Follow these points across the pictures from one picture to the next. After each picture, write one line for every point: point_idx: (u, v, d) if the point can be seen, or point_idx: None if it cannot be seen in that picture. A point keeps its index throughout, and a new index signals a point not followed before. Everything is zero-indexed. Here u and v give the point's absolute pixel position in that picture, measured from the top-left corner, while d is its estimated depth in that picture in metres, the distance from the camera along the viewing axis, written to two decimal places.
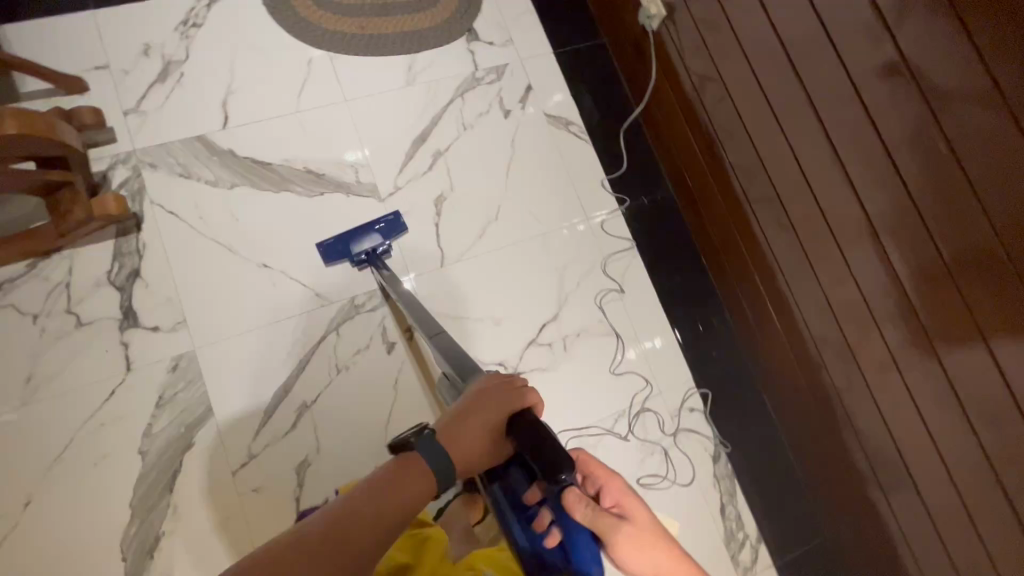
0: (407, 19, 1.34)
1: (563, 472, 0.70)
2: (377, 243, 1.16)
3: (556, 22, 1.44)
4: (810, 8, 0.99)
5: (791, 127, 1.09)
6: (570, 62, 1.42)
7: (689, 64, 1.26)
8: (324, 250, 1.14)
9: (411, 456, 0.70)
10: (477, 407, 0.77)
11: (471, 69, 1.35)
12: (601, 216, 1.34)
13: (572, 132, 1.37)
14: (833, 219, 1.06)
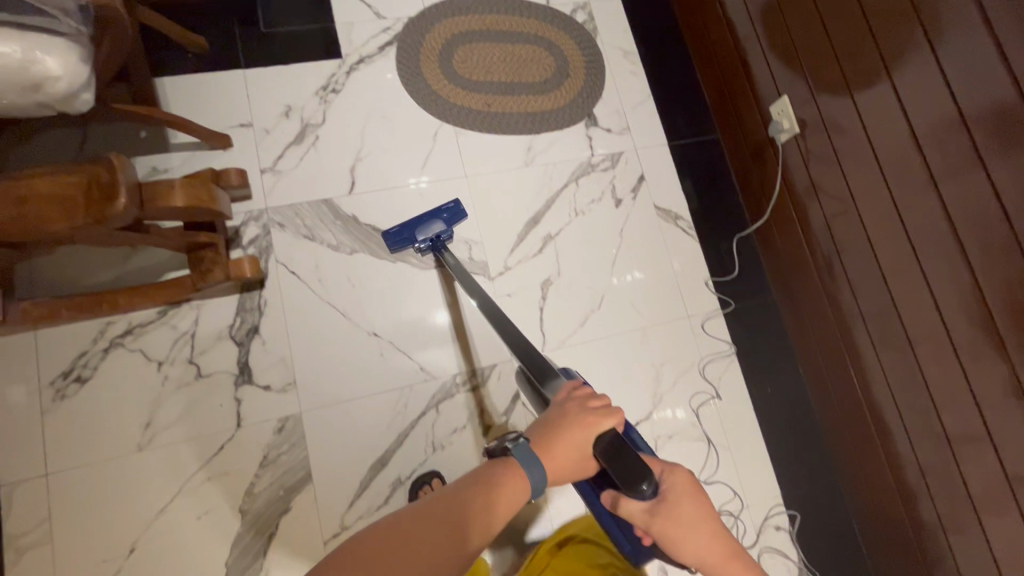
0: (531, 99, 1.37)
1: (640, 485, 0.72)
2: (442, 230, 1.16)
3: (672, 114, 1.45)
4: (957, 117, 0.94)
5: (925, 245, 1.03)
6: (683, 155, 1.43)
7: (811, 168, 1.23)
8: (389, 237, 1.16)
9: (508, 464, 0.71)
10: (559, 423, 0.76)
11: (586, 155, 1.37)
12: (702, 316, 1.32)
13: (680, 226, 1.37)
14: (964, 352, 0.99)
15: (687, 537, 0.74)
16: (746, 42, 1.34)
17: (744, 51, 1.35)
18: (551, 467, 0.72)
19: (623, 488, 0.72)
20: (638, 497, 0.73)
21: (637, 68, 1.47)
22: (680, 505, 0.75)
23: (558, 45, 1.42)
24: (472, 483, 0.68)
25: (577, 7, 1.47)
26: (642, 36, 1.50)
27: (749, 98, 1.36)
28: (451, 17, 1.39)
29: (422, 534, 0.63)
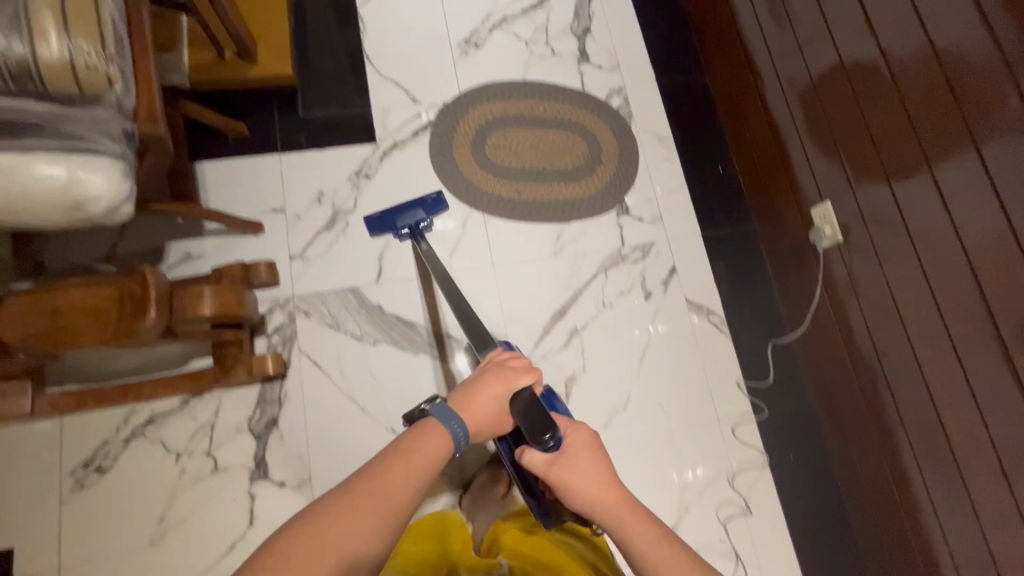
0: (562, 186, 1.36)
1: (547, 434, 0.87)
2: (421, 218, 1.15)
3: (707, 202, 1.42)
4: (1008, 228, 0.87)
5: (973, 363, 0.94)
6: (717, 245, 1.38)
7: (853, 266, 1.16)
8: (370, 222, 1.14)
9: (426, 425, 0.82)
10: (479, 382, 0.91)
11: (617, 245, 1.34)
12: (733, 420, 1.26)
13: (712, 322, 1.32)
14: (1017, 482, 0.90)
15: (577, 482, 0.84)
16: (787, 135, 1.31)
17: (784, 144, 1.31)
18: (466, 414, 0.87)
19: (535, 437, 0.87)
20: (540, 446, 0.88)
21: (672, 154, 1.44)
22: (574, 455, 0.87)
23: (591, 131, 1.41)
24: (394, 456, 0.75)
25: (612, 92, 1.47)
26: (678, 121, 1.48)
27: (788, 192, 1.31)
28: (485, 101, 1.40)
29: (354, 514, 0.67)
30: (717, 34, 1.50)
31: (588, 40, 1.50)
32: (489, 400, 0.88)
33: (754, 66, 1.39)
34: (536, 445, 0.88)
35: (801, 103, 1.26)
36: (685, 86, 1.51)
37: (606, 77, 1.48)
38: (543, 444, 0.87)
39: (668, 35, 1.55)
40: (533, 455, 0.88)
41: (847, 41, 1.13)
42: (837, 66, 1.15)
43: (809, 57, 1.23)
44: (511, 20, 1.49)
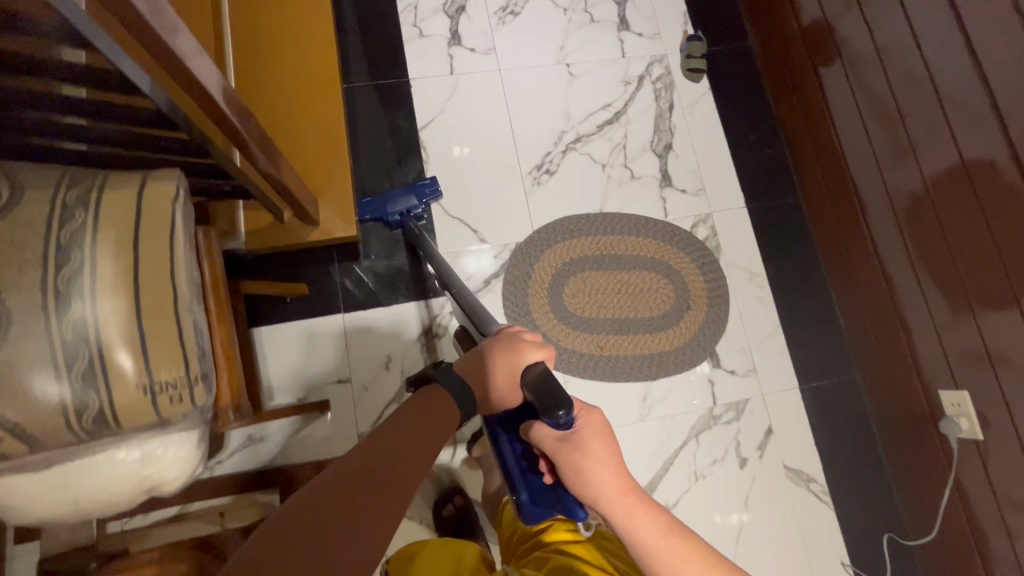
0: (645, 336, 1.24)
1: (561, 411, 0.69)
2: (412, 204, 1.20)
3: (804, 348, 1.29)
4: None
5: None
6: (817, 400, 1.26)
7: (990, 459, 1.01)
8: (360, 209, 1.20)
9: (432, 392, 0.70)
10: (484, 353, 0.78)
11: (708, 404, 1.23)
12: None
13: (814, 491, 1.20)
14: None
15: (592, 470, 0.70)
16: (899, 283, 1.17)
17: (897, 295, 1.18)
18: (474, 381, 0.75)
19: (545, 412, 0.69)
20: (550, 423, 0.71)
21: (765, 292, 1.31)
22: (591, 437, 0.71)
23: (677, 269, 1.29)
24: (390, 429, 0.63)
25: (698, 221, 1.33)
26: (770, 251, 1.34)
27: (901, 349, 1.18)
28: (561, 238, 1.27)
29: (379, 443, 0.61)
30: (816, 149, 1.35)
31: (670, 159, 1.36)
32: (496, 370, 0.76)
33: (861, 198, 1.25)
34: (547, 420, 0.71)
35: (922, 254, 1.12)
36: (777, 208, 1.37)
37: (691, 203, 1.34)
38: (557, 421, 0.69)
39: (758, 146, 1.40)
40: (542, 430, 0.72)
41: (997, 210, 0.97)
42: (980, 234, 1.00)
43: (941, 209, 1.07)
44: (586, 138, 1.35)
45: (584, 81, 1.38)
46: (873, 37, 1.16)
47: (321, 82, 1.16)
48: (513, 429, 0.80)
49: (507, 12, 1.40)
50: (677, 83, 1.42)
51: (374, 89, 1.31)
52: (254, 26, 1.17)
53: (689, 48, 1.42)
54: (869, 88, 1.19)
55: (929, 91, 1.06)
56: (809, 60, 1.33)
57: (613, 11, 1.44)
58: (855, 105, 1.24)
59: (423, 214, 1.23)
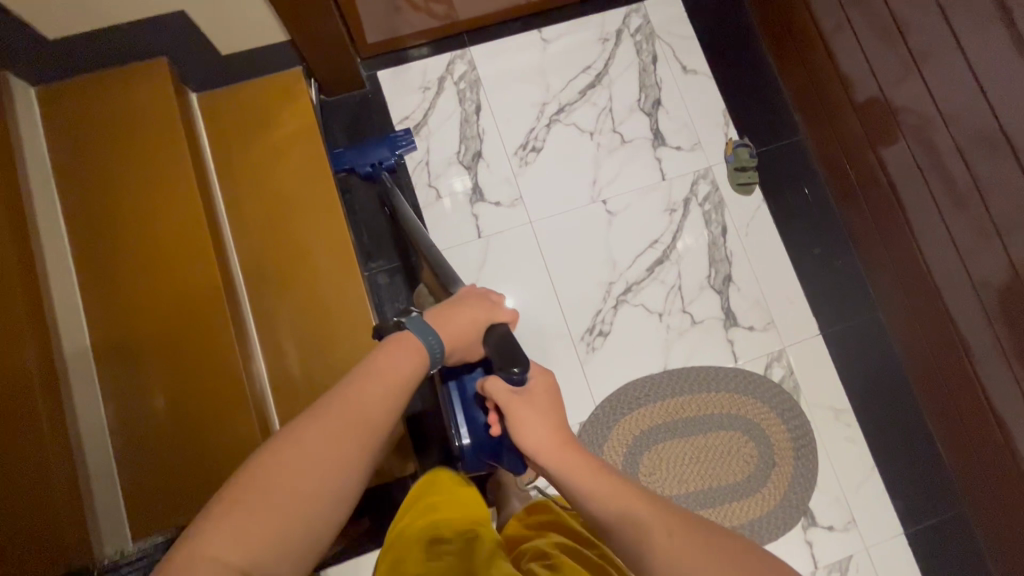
0: (733, 505, 1.15)
1: (517, 369, 0.69)
2: (384, 156, 1.19)
3: (903, 485, 1.19)
4: None
5: None
6: (925, 544, 1.17)
7: None
8: (331, 157, 1.17)
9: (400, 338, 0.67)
10: (456, 301, 0.77)
11: (809, 569, 1.14)
12: None
13: None
14: None
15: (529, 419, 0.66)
16: (1004, 409, 1.03)
17: (1002, 420, 1.04)
18: (442, 333, 0.71)
19: (503, 369, 0.69)
20: (505, 379, 0.70)
21: (855, 430, 1.21)
22: (539, 394, 0.69)
23: (756, 421, 1.19)
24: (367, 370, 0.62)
25: (771, 361, 1.22)
26: (853, 380, 1.23)
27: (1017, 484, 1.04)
28: (629, 411, 1.17)
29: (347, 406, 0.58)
30: (890, 251, 1.20)
31: (731, 294, 1.24)
32: (464, 320, 0.73)
33: (951, 314, 1.10)
34: (502, 376, 0.70)
35: None
36: (853, 330, 1.25)
37: (760, 342, 1.22)
38: (512, 378, 0.69)
39: (824, 262, 1.27)
40: (495, 385, 0.70)
41: None
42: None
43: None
44: (636, 285, 1.22)
45: (625, 220, 1.25)
46: (940, 108, 1.02)
47: (352, 313, 1.08)
48: (463, 382, 0.86)
49: (528, 149, 1.26)
50: (726, 200, 1.27)
51: (398, 275, 1.18)
52: (272, 282, 1.08)
53: (738, 159, 1.27)
54: (944, 166, 1.04)
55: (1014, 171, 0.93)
56: (868, 140, 1.18)
57: (644, 125, 1.29)
58: (931, 199, 1.08)
59: (395, 166, 1.20)
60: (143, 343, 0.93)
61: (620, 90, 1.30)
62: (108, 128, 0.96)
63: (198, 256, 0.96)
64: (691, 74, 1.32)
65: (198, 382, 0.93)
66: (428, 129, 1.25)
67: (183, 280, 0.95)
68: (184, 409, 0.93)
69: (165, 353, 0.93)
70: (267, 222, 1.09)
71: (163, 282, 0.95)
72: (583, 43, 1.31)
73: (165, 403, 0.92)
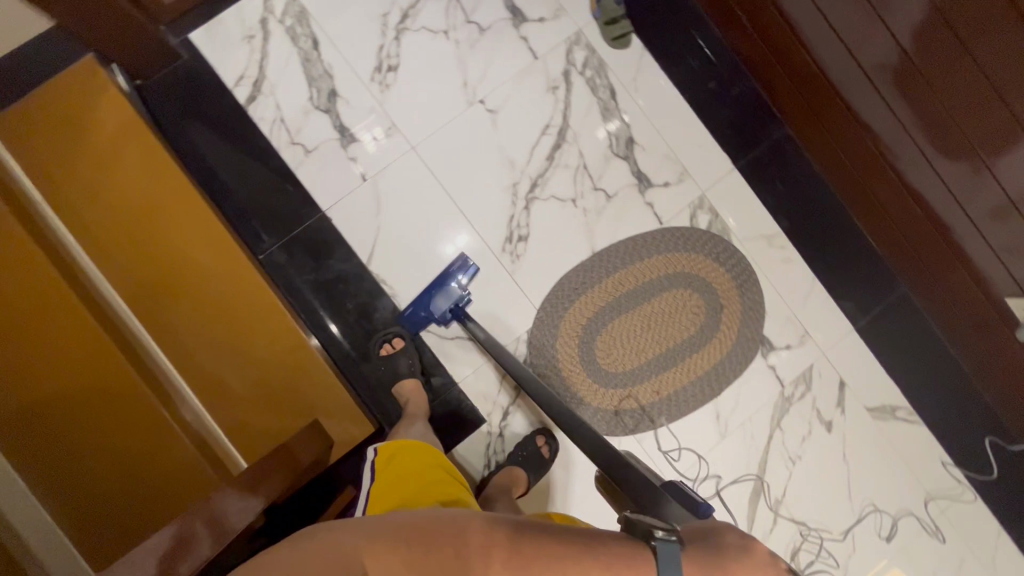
0: (694, 357, 1.17)
1: None
2: (456, 297, 1.11)
3: (844, 280, 1.21)
4: None
5: None
6: (877, 330, 1.21)
7: None
8: (410, 319, 1.11)
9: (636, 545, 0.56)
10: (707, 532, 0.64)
11: (777, 389, 1.19)
12: (945, 499, 1.20)
13: (902, 418, 1.20)
14: None
15: None
16: (914, 177, 1.04)
17: (917, 192, 1.05)
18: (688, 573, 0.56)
19: None
20: None
21: (789, 250, 1.21)
22: None
23: (695, 272, 1.18)
24: (603, 559, 0.54)
25: (694, 209, 1.20)
26: (776, 202, 1.22)
27: (937, 242, 1.08)
28: (570, 305, 1.15)
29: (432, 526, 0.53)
30: (778, 61, 1.14)
31: (638, 156, 1.19)
32: None
33: (853, 108, 1.07)
34: None
35: (931, 135, 0.97)
36: (764, 154, 1.22)
37: (678, 195, 1.20)
38: None
39: (720, 93, 1.21)
40: None
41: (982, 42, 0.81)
42: (1000, 118, 0.85)
43: (937, 83, 0.90)
44: (541, 178, 1.16)
45: (510, 115, 1.16)
46: None
47: (250, 298, 1.02)
48: None
49: (384, 71, 1.14)
50: (607, 61, 1.19)
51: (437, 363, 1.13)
52: (147, 294, 0.99)
53: (605, 12, 1.16)
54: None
55: None
56: None
57: (498, 6, 1.17)
58: None
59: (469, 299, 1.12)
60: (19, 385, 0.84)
61: None
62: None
63: (53, 295, 0.87)
64: None
65: (109, 416, 0.88)
66: (270, 83, 1.12)
67: (47, 324, 0.87)
68: (108, 448, 0.88)
69: (60, 401, 0.86)
70: (118, 235, 0.98)
71: (25, 333, 0.86)
72: None
73: (86, 449, 0.87)
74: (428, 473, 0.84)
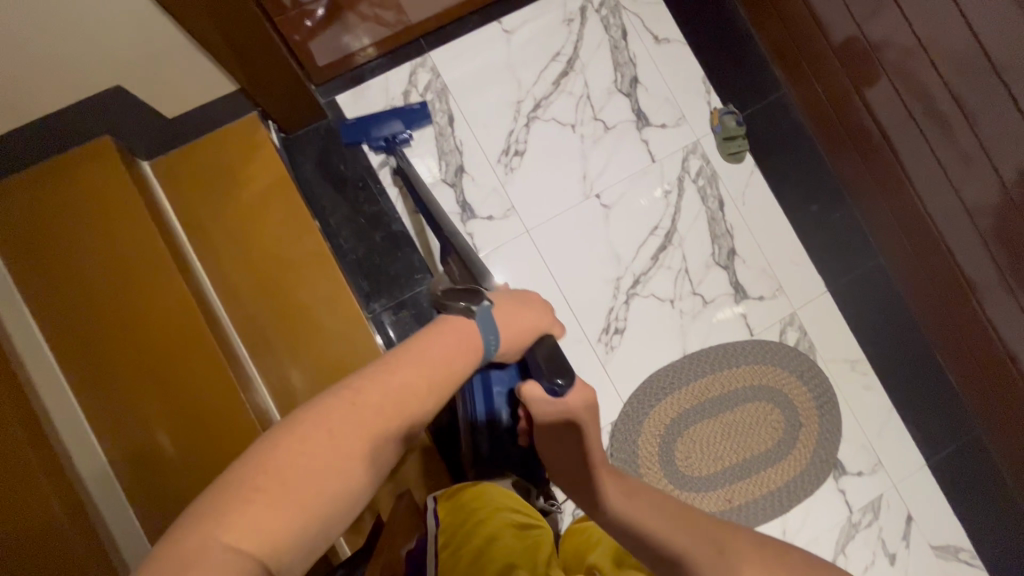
0: (767, 472, 1.20)
1: (560, 378, 0.65)
2: (400, 129, 1.14)
3: (922, 416, 1.24)
4: None
5: None
6: (950, 470, 1.23)
7: None
8: (343, 129, 1.13)
9: (456, 339, 0.60)
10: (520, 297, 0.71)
11: (845, 514, 1.20)
12: None
13: (965, 561, 1.21)
14: None
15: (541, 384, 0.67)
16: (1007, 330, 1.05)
17: (1011, 348, 1.05)
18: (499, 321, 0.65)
19: (547, 376, 0.65)
20: (543, 387, 0.66)
21: (871, 378, 1.25)
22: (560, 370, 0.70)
23: (778, 388, 1.21)
24: (423, 346, 0.58)
25: (785, 325, 1.24)
26: (863, 329, 1.25)
27: None
28: (658, 402, 1.18)
29: (302, 453, 0.47)
30: (885, 199, 1.17)
31: (738, 268, 1.24)
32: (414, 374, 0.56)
33: (950, 250, 1.09)
34: (542, 384, 0.66)
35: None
36: (857, 282, 1.25)
37: (771, 309, 1.24)
38: (552, 388, 0.65)
39: (822, 217, 1.26)
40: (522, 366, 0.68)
41: None
42: None
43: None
44: (644, 276, 1.21)
45: (621, 212, 1.21)
46: (919, 39, 0.97)
47: (347, 330, 1.04)
48: (489, 381, 0.89)
49: (511, 154, 1.20)
50: (718, 172, 1.25)
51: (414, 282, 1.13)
52: (247, 299, 1.03)
53: (725, 129, 1.23)
54: (931, 99, 1.00)
55: (1000, 88, 0.90)
56: (852, 85, 1.12)
57: (625, 107, 1.24)
58: (920, 134, 1.04)
59: (410, 140, 1.16)
60: (148, 414, 0.87)
61: (594, 73, 1.23)
62: (8, 184, 0.86)
63: (185, 320, 0.91)
64: (664, 44, 1.27)
65: (191, 404, 0.89)
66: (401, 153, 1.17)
67: (182, 357, 0.90)
68: (188, 436, 0.88)
69: (178, 434, 0.87)
70: (224, 228, 1.04)
71: (161, 364, 0.89)
72: (549, 29, 1.23)
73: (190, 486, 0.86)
74: (492, 510, 0.80)
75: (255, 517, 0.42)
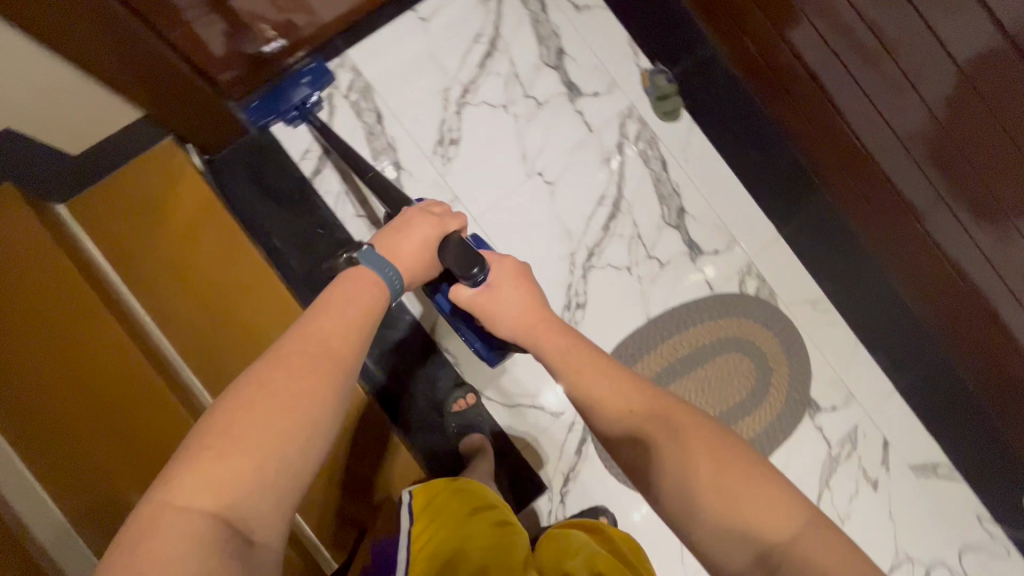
0: (745, 421, 1.21)
1: (477, 269, 0.80)
2: (308, 93, 1.10)
3: (886, 343, 1.26)
4: None
5: None
6: (918, 390, 1.27)
7: None
8: (248, 110, 1.06)
9: (352, 279, 0.70)
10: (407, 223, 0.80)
11: (824, 449, 1.23)
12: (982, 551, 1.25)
13: (942, 475, 1.26)
14: None
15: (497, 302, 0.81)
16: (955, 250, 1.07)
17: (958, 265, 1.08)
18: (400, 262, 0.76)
19: (466, 271, 0.79)
20: (469, 283, 0.81)
21: (831, 315, 1.27)
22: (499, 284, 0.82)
23: (744, 337, 1.23)
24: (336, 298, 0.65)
25: (743, 276, 1.25)
26: (817, 268, 1.27)
27: None
28: (632, 368, 1.18)
29: (242, 413, 0.50)
30: (822, 138, 1.18)
31: (689, 226, 1.24)
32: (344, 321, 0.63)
33: (891, 179, 1.10)
34: (465, 280, 0.80)
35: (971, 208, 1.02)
36: (806, 224, 1.26)
37: (727, 261, 1.25)
38: (474, 278, 0.80)
39: (763, 163, 1.26)
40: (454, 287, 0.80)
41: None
42: None
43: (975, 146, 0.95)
44: (598, 247, 1.20)
45: (566, 186, 1.20)
46: None
47: None
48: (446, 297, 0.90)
49: (446, 144, 1.17)
50: (656, 134, 1.25)
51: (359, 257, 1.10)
52: (189, 327, 1.02)
53: (658, 89, 1.23)
54: (852, 33, 0.98)
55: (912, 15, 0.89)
56: (773, 27, 1.10)
57: (555, 81, 1.22)
58: (845, 68, 1.03)
59: (321, 102, 1.13)
60: (91, 448, 0.84)
61: (518, 50, 1.21)
62: None
63: (119, 350, 0.91)
64: (584, 11, 1.25)
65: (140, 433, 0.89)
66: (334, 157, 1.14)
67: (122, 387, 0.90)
68: (139, 470, 0.87)
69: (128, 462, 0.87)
70: (152, 257, 1.00)
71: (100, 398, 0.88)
72: (465, 11, 1.20)
73: None
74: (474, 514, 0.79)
75: (210, 481, 0.46)
